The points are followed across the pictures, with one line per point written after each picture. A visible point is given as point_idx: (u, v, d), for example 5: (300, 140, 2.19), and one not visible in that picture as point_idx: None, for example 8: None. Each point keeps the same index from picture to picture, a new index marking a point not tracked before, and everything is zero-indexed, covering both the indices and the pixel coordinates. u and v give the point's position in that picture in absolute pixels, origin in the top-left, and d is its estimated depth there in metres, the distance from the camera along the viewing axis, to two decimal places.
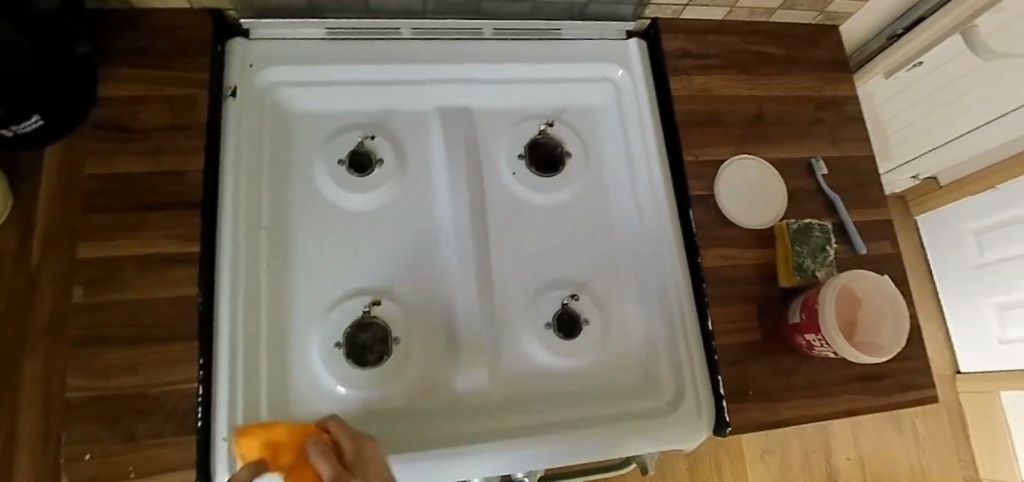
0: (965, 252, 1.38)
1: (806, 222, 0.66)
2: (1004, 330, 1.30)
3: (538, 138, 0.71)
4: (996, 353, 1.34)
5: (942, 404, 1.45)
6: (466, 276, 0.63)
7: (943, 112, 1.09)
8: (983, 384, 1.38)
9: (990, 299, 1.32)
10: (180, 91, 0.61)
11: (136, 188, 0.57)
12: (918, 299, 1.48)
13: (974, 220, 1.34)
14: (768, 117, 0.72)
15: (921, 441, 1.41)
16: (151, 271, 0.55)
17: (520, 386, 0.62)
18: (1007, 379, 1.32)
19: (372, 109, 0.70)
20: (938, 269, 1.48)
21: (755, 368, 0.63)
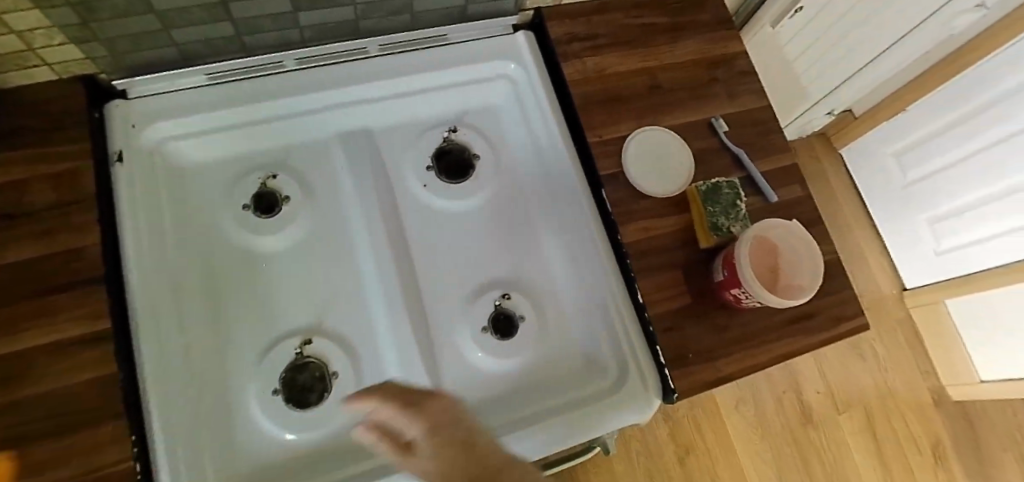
0: (891, 175, 1.48)
1: (714, 182, 0.69)
2: (939, 241, 1.42)
3: (445, 146, 0.71)
4: (934, 265, 1.46)
5: (897, 321, 1.52)
6: (394, 297, 0.62)
7: (841, 46, 1.21)
8: (931, 296, 1.47)
9: (922, 215, 1.43)
10: (63, 165, 0.56)
11: (21, 278, 0.51)
12: (855, 228, 1.57)
13: (892, 143, 1.45)
14: (664, 85, 0.74)
15: (883, 363, 1.46)
16: (63, 358, 0.49)
17: (466, 395, 0.63)
18: (953, 288, 1.41)
19: (270, 149, 0.69)
20: (868, 194, 1.56)
21: (693, 331, 0.64)
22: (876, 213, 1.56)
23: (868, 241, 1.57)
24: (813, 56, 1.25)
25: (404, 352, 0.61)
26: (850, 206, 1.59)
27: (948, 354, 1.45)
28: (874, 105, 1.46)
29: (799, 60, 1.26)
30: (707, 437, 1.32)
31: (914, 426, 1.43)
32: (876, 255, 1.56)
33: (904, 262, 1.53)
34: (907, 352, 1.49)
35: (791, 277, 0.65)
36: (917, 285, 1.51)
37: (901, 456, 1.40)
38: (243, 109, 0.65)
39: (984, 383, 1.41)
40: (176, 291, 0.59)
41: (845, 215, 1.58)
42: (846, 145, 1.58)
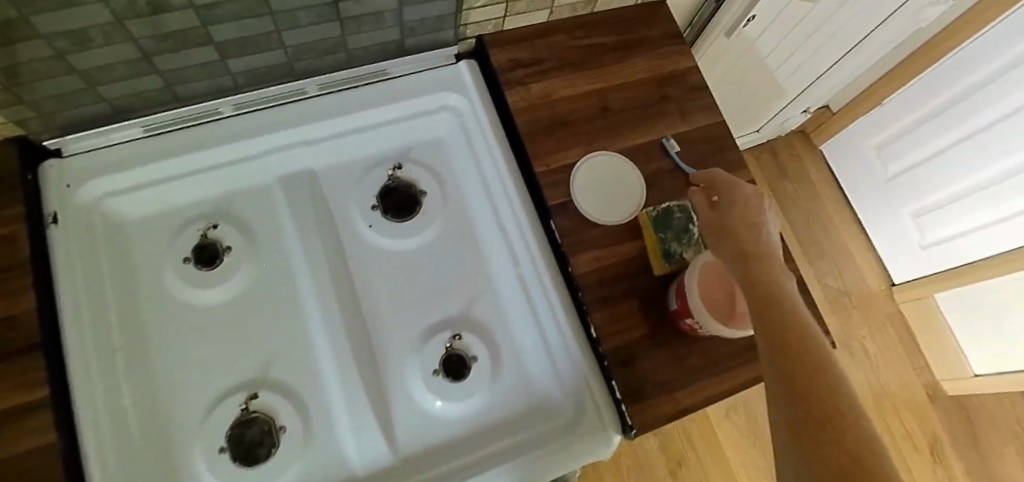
0: (872, 169, 1.45)
1: (665, 207, 0.68)
2: (924, 235, 1.39)
3: (390, 184, 0.70)
4: (920, 259, 1.43)
5: (887, 316, 1.49)
6: (341, 345, 0.61)
7: (820, 46, 1.15)
8: (918, 290, 1.44)
9: (907, 207, 1.39)
10: None
11: None
12: (840, 224, 1.53)
13: (875, 134, 1.42)
14: (614, 106, 0.72)
15: (874, 362, 1.43)
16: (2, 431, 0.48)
17: (422, 441, 0.61)
18: (937, 280, 1.40)
19: (210, 198, 0.67)
20: (849, 189, 1.54)
21: (649, 362, 0.63)
22: (861, 208, 1.52)
23: (852, 233, 1.54)
24: (793, 59, 1.18)
25: (354, 401, 0.60)
26: (834, 201, 1.56)
27: (939, 346, 1.44)
28: (850, 101, 1.44)
29: (779, 66, 1.19)
30: (698, 447, 1.30)
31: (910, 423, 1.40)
32: (862, 251, 1.53)
33: (890, 256, 1.50)
34: (899, 347, 1.46)
35: None
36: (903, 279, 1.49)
37: (899, 456, 1.37)
38: (179, 160, 0.63)
39: (977, 377, 1.39)
40: (119, 351, 0.58)
41: (829, 210, 1.55)
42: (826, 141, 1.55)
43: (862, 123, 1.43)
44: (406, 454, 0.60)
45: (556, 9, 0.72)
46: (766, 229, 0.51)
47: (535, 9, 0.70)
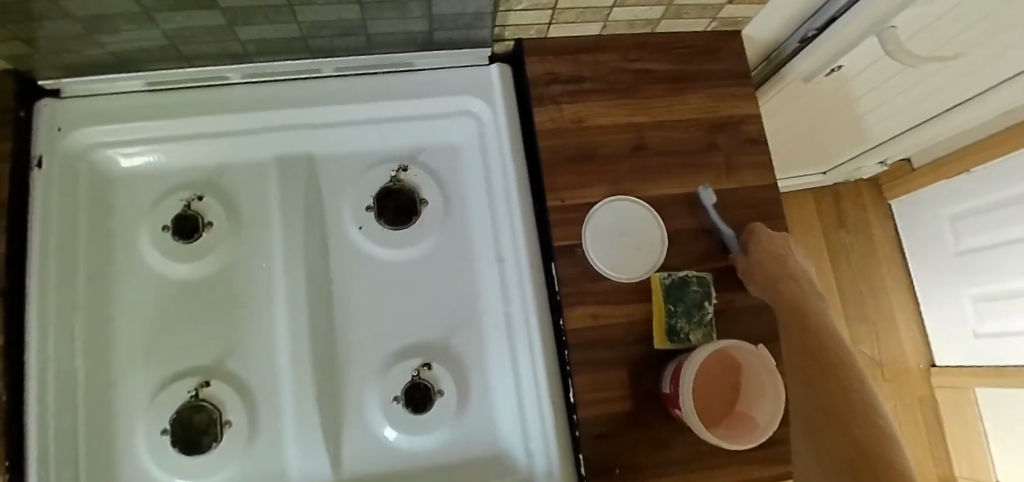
0: (940, 240, 1.27)
1: (682, 275, 0.60)
2: (981, 323, 1.19)
3: (391, 186, 0.64)
4: (974, 347, 1.23)
5: (918, 397, 1.37)
6: (303, 351, 0.58)
7: (935, 96, 0.93)
8: (958, 379, 1.29)
9: (968, 289, 1.21)
10: None
11: None
12: (891, 288, 1.39)
13: (955, 204, 1.21)
14: (652, 146, 0.64)
15: (895, 439, 1.34)
16: None
17: (369, 470, 0.57)
18: (975, 376, 1.23)
19: (203, 165, 0.63)
20: (914, 253, 1.37)
21: (626, 441, 0.57)
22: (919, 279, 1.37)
23: (904, 306, 1.39)
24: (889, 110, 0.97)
25: (303, 413, 0.57)
26: (887, 262, 1.40)
27: (969, 447, 1.29)
28: (937, 158, 1.24)
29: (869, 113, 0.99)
30: None
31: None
32: (908, 322, 1.39)
33: (938, 335, 1.34)
34: (922, 433, 1.35)
35: (748, 404, 0.56)
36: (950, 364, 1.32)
37: None
38: (173, 123, 0.58)
39: None
40: (81, 311, 0.57)
41: (881, 272, 1.40)
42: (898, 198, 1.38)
43: (942, 188, 1.23)
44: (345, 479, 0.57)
45: (610, 23, 0.63)
46: (792, 254, 0.59)
47: (585, 21, 0.61)
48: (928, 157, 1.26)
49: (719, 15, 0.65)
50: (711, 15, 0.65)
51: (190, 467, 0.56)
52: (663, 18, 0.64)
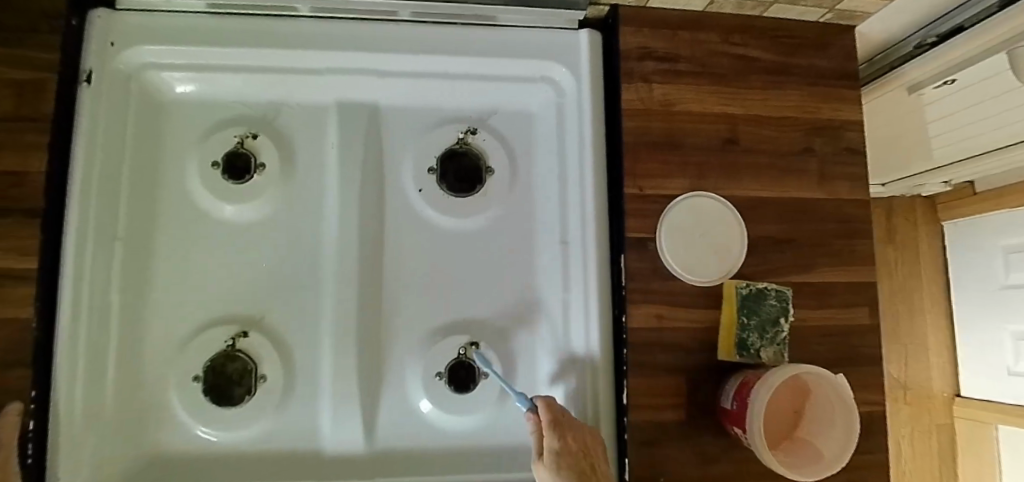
0: (990, 270, 1.12)
1: (760, 287, 0.56)
2: (1018, 360, 1.06)
3: (457, 148, 0.60)
4: (1004, 383, 1.11)
5: (936, 426, 1.24)
6: (346, 313, 0.54)
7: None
8: (980, 412, 1.17)
9: (1009, 324, 1.07)
10: (26, 75, 0.49)
11: None
12: (927, 312, 1.25)
13: (1008, 235, 1.07)
14: (743, 142, 0.58)
15: (902, 462, 1.24)
16: None
17: (399, 444, 0.55)
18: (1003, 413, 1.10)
19: (259, 102, 0.59)
20: (957, 280, 1.23)
21: (675, 453, 0.54)
22: (958, 304, 1.22)
23: (937, 327, 1.25)
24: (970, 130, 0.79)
25: (339, 379, 0.54)
26: (929, 287, 1.25)
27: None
28: (1004, 185, 1.08)
29: (943, 133, 0.82)
30: None
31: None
32: (940, 350, 1.25)
33: (970, 366, 1.20)
34: (933, 461, 1.24)
35: (811, 431, 0.53)
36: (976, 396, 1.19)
37: None
38: (229, 51, 0.52)
39: None
40: (120, 241, 0.53)
41: (920, 293, 1.25)
42: (952, 219, 1.22)
43: (999, 217, 1.09)
44: (378, 451, 0.55)
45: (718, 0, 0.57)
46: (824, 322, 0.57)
47: None
48: (993, 182, 1.10)
49: (838, 7, 0.58)
50: (830, 5, 0.58)
51: (219, 417, 0.54)
52: (777, 2, 0.57)
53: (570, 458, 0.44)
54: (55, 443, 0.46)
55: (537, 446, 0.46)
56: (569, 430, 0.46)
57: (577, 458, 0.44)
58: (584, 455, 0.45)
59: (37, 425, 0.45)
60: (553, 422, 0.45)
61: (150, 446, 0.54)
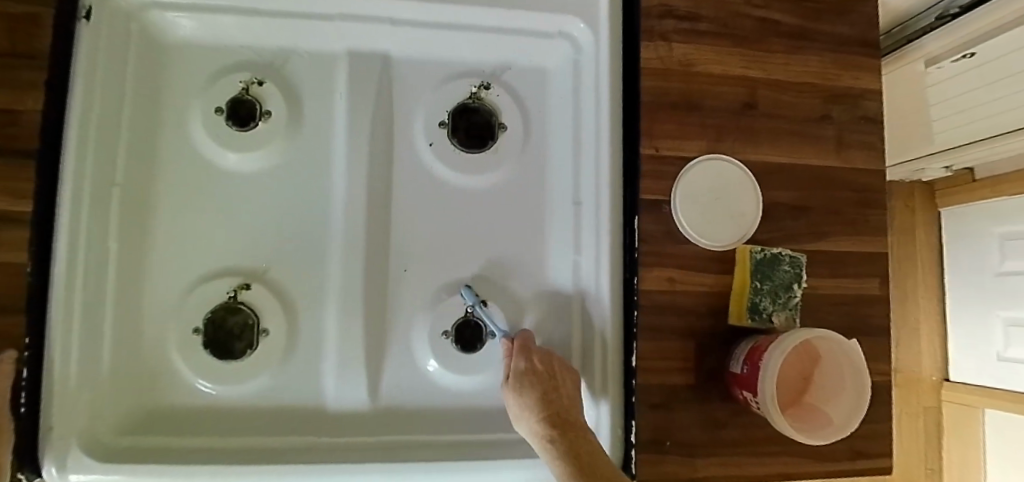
0: (984, 256, 1.12)
1: (774, 252, 0.55)
2: (1006, 346, 1.06)
3: (470, 103, 0.58)
4: (991, 369, 1.11)
5: (924, 410, 1.25)
6: (351, 266, 0.53)
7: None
8: (968, 397, 1.17)
9: (1000, 311, 1.07)
10: None
11: None
12: (920, 298, 1.25)
13: (1003, 222, 1.06)
14: (761, 107, 0.58)
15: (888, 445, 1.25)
16: None
17: (403, 403, 0.55)
18: (989, 397, 1.11)
19: (266, 47, 0.56)
20: (951, 268, 1.22)
21: (683, 416, 0.54)
22: (952, 290, 1.22)
23: (930, 313, 1.25)
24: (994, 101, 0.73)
25: (343, 334, 0.52)
26: (924, 272, 1.25)
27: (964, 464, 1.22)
28: (1004, 173, 1.07)
29: (947, 117, 0.81)
30: None
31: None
32: (931, 335, 1.24)
33: (959, 351, 1.21)
34: (918, 445, 1.25)
35: (820, 397, 0.52)
36: (966, 381, 1.19)
37: None
38: None
39: None
40: (119, 186, 0.51)
41: (914, 280, 1.25)
42: (949, 205, 1.22)
43: (997, 204, 1.07)
44: (383, 408, 0.54)
45: None
46: (834, 291, 0.57)
47: None
48: (993, 169, 1.09)
49: None
50: None
51: (219, 370, 0.53)
52: None
53: (533, 378, 0.46)
54: (47, 393, 0.45)
55: (506, 371, 0.48)
56: (539, 356, 0.48)
57: (541, 379, 0.46)
58: (551, 377, 0.46)
59: (32, 372, 0.45)
60: (524, 350, 0.48)
61: (155, 400, 0.53)
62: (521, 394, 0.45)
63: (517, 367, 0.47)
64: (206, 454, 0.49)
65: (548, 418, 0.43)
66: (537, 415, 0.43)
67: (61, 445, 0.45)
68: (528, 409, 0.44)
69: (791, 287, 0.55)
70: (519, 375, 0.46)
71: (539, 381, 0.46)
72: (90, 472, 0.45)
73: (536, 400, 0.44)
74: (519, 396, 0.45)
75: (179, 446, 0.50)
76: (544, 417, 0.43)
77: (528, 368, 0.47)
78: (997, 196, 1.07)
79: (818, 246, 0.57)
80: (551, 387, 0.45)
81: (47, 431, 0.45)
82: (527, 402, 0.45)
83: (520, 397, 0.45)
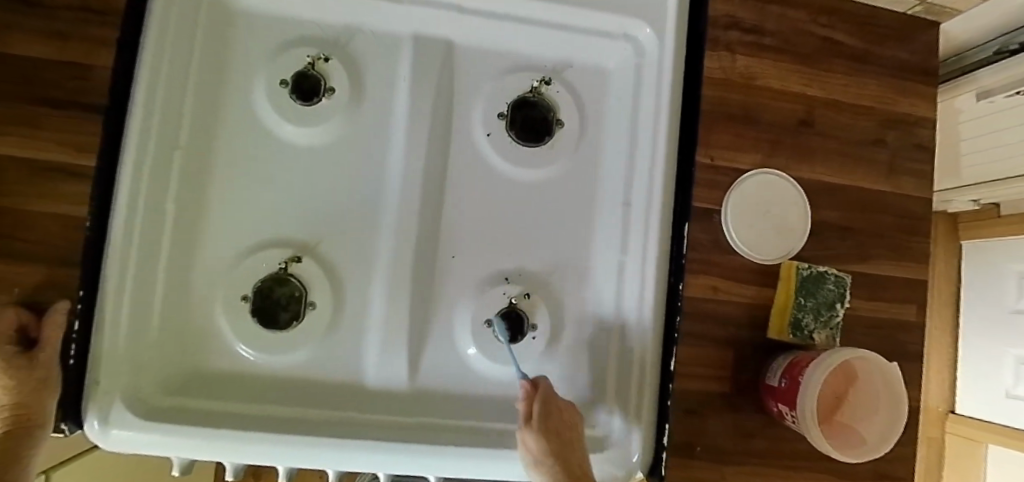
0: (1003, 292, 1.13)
1: (820, 270, 0.56)
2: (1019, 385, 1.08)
3: (529, 97, 0.58)
4: (999, 406, 1.12)
5: (927, 440, 1.26)
6: (403, 247, 0.54)
7: None
8: (974, 432, 1.19)
9: (1015, 349, 1.08)
10: None
11: (69, 94, 0.51)
12: (935, 329, 1.25)
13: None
14: (817, 126, 0.59)
15: None
16: (66, 181, 0.50)
17: (440, 387, 0.55)
18: (996, 433, 1.12)
19: (335, 22, 0.56)
20: (967, 301, 1.23)
21: (712, 423, 0.55)
22: (966, 323, 1.22)
23: (942, 344, 1.25)
24: None
25: (390, 313, 0.53)
26: (940, 303, 1.25)
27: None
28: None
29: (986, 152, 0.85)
30: None
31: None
32: (941, 366, 1.25)
33: (968, 384, 1.21)
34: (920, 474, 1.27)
35: (851, 416, 0.53)
36: (972, 415, 1.20)
37: None
38: None
39: None
40: (180, 149, 0.52)
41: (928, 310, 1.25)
42: (970, 238, 1.22)
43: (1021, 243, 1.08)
44: (420, 390, 0.55)
45: None
46: (872, 314, 0.58)
47: None
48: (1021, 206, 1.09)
49: None
50: None
51: (264, 340, 0.53)
52: None
53: (552, 432, 0.47)
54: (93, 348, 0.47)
55: (526, 412, 0.47)
56: (559, 404, 0.48)
57: (562, 429, 0.47)
58: (564, 427, 0.48)
59: (82, 327, 0.47)
60: (546, 396, 0.48)
61: (192, 363, 0.53)
62: (544, 440, 0.46)
63: (539, 407, 0.48)
64: (250, 422, 0.50)
65: (566, 472, 0.46)
66: (557, 466, 0.46)
67: (103, 401, 0.47)
68: (548, 458, 0.46)
69: (833, 306, 0.55)
70: (543, 421, 0.47)
71: (561, 431, 0.47)
72: (132, 426, 0.47)
73: (557, 452, 0.46)
74: (539, 443, 0.46)
75: (221, 409, 0.51)
76: (562, 470, 0.46)
77: (550, 415, 0.47)
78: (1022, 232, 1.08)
79: (860, 268, 0.58)
80: (568, 440, 0.47)
81: (91, 385, 0.47)
82: (550, 451, 0.46)
83: (541, 442, 0.46)
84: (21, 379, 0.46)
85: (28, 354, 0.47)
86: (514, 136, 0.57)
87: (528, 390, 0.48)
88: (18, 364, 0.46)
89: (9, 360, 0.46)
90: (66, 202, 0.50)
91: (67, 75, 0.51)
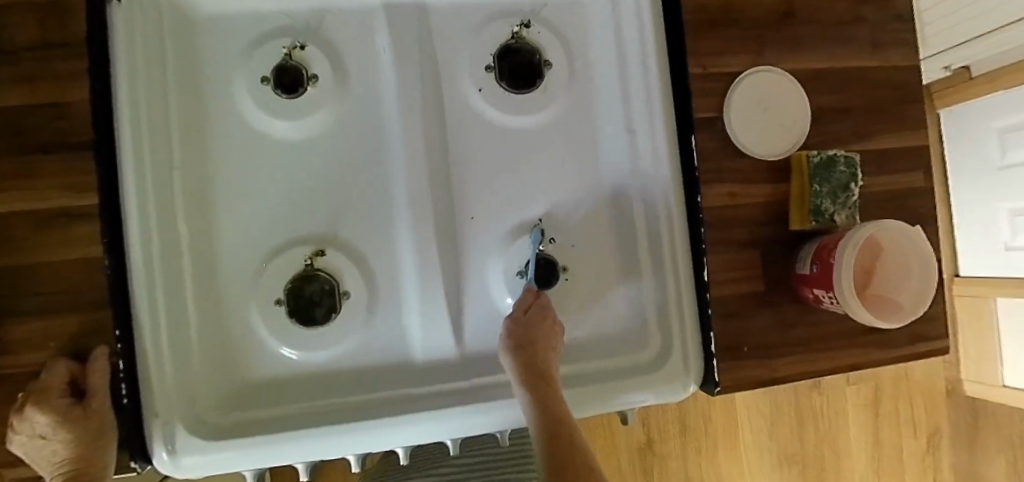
0: (987, 151, 1.16)
1: (829, 155, 0.56)
2: (1015, 236, 1.14)
3: (511, 44, 0.57)
4: (999, 259, 1.19)
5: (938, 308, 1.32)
6: (422, 219, 0.53)
7: None
8: (980, 289, 1.25)
9: (1005, 203, 1.13)
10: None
11: (29, 135, 0.46)
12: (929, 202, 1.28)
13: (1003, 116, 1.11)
14: (798, 15, 0.59)
15: None
16: (51, 229, 0.46)
17: (488, 346, 0.57)
18: (1003, 286, 1.18)
19: (302, 8, 0.54)
20: (953, 168, 1.26)
21: (755, 323, 0.56)
22: (955, 189, 1.26)
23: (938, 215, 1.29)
24: None
25: (425, 286, 0.54)
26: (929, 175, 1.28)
27: (981, 352, 1.30)
28: (1000, 67, 1.10)
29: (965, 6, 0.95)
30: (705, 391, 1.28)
31: (904, 416, 1.37)
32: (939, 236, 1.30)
33: (967, 246, 1.27)
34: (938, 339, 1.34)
35: (883, 286, 0.54)
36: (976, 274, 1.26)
37: (895, 435, 1.37)
38: None
39: (1005, 387, 1.28)
40: (178, 169, 0.51)
41: None
42: (946, 106, 1.25)
43: (998, 98, 1.11)
44: (469, 353, 0.56)
45: None
46: (883, 188, 0.59)
47: None
48: (990, 64, 1.12)
49: None
50: None
51: (306, 338, 0.54)
52: None
53: (533, 328, 0.49)
54: (144, 383, 0.47)
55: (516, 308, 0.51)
56: (550, 313, 0.51)
57: (544, 333, 0.49)
58: (548, 333, 0.49)
59: (127, 365, 0.46)
60: (539, 304, 0.51)
61: (241, 376, 0.53)
62: (523, 332, 0.48)
63: (528, 312, 0.50)
64: (314, 417, 0.51)
65: (534, 366, 0.47)
66: (528, 355, 0.47)
67: (167, 430, 0.47)
68: (520, 346, 0.47)
69: (848, 186, 0.56)
70: (528, 318, 0.49)
71: (543, 333, 0.49)
72: (199, 449, 0.47)
73: (531, 346, 0.48)
74: (515, 332, 0.48)
75: (281, 412, 0.51)
76: (532, 361, 0.47)
77: (538, 317, 0.50)
78: (995, 90, 1.10)
79: (864, 145, 0.59)
80: (548, 344, 0.49)
81: (151, 419, 0.46)
82: (525, 340, 0.48)
83: (518, 331, 0.48)
84: (75, 429, 0.43)
85: (82, 404, 0.44)
86: (507, 86, 0.57)
87: (524, 293, 0.52)
88: (74, 416, 0.43)
89: (64, 413, 0.43)
90: (56, 249, 0.46)
91: (29, 117, 0.46)
